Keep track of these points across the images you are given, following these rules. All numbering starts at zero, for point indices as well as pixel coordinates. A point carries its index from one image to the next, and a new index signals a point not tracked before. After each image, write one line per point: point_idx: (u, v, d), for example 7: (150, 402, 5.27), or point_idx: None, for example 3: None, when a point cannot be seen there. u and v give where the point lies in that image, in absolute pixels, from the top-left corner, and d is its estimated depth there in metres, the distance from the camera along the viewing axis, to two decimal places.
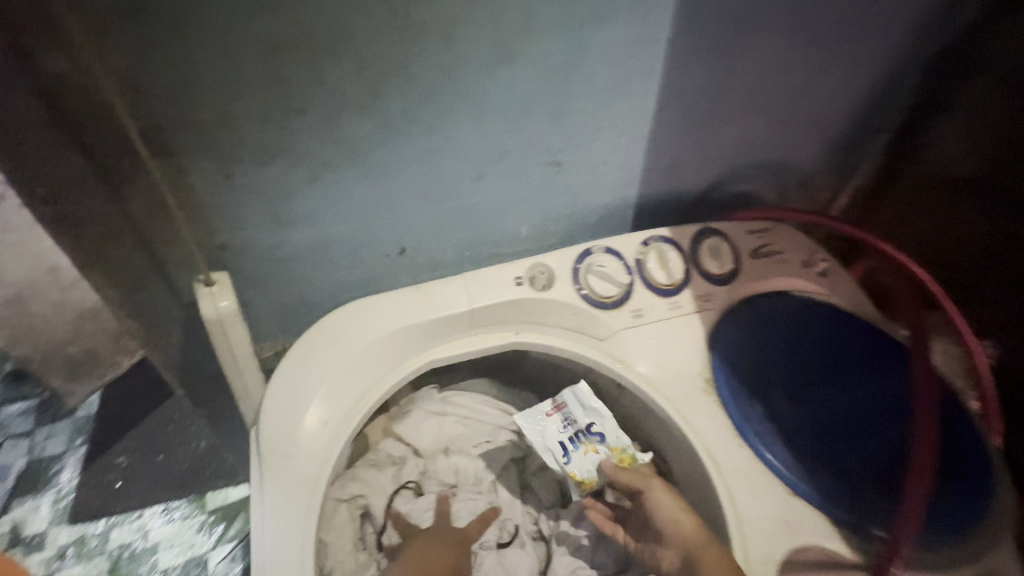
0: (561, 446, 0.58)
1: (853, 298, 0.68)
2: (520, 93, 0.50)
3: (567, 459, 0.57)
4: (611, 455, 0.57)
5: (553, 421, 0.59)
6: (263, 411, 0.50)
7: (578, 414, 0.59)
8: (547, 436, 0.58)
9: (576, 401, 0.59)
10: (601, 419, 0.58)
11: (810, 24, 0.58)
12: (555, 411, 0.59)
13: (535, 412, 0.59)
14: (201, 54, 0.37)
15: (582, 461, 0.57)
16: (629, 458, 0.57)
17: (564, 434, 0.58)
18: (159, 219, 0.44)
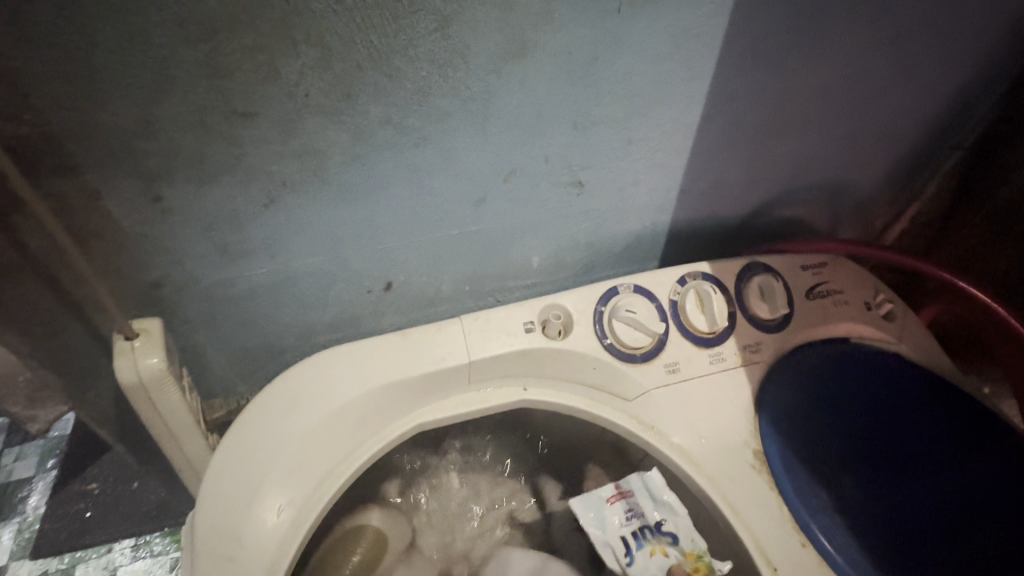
0: (623, 543, 0.46)
1: (927, 349, 0.57)
2: (535, 96, 0.40)
3: (630, 559, 0.46)
4: (683, 563, 0.45)
5: (615, 510, 0.47)
6: (205, 490, 0.40)
7: (647, 505, 0.48)
8: (607, 529, 0.47)
9: (644, 489, 0.48)
10: (673, 515, 0.47)
11: (894, 18, 0.48)
12: (620, 498, 0.48)
13: (595, 497, 0.48)
14: (102, 36, 0.28)
15: (647, 565, 0.46)
16: (706, 568, 0.45)
17: (628, 528, 0.47)
18: (68, 250, 0.35)
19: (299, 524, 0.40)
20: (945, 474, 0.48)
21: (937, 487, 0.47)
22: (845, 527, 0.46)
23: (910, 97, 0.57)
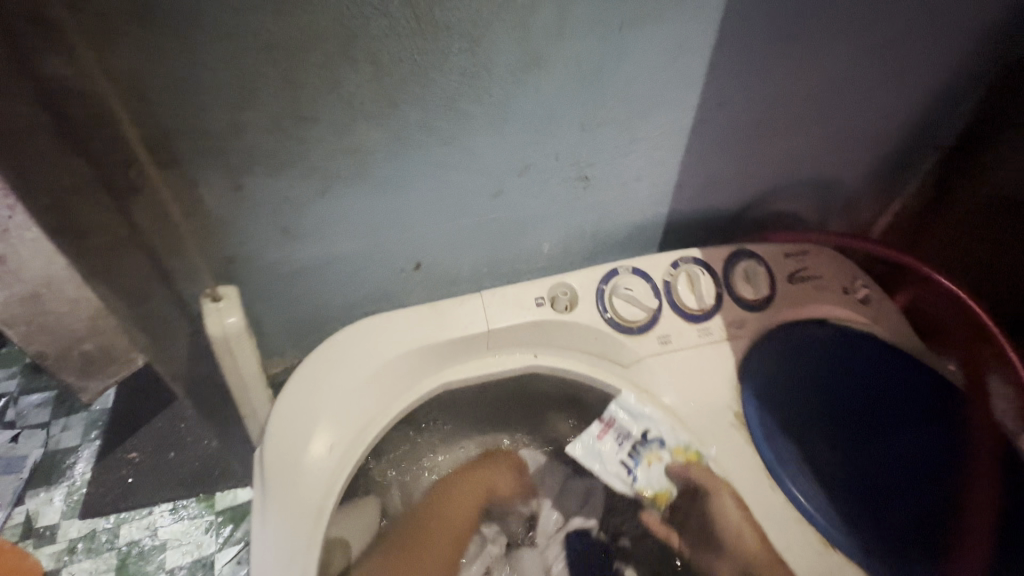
0: (623, 467, 0.55)
1: (896, 328, 0.63)
2: (548, 100, 0.47)
3: (633, 477, 0.55)
4: (675, 458, 0.54)
5: (607, 441, 0.56)
6: (269, 432, 0.47)
7: (629, 426, 0.56)
8: (605, 461, 0.56)
9: (622, 412, 0.56)
10: (654, 422, 0.55)
11: (868, 32, 0.54)
12: (607, 430, 0.56)
13: (588, 438, 0.57)
14: (206, 58, 0.34)
15: (650, 475, 0.54)
16: (695, 455, 0.53)
17: (623, 453, 0.56)
18: (167, 231, 0.42)
19: (348, 461, 0.48)
20: (904, 436, 0.54)
21: (895, 447, 0.53)
22: (812, 476, 0.52)
23: (886, 101, 0.62)
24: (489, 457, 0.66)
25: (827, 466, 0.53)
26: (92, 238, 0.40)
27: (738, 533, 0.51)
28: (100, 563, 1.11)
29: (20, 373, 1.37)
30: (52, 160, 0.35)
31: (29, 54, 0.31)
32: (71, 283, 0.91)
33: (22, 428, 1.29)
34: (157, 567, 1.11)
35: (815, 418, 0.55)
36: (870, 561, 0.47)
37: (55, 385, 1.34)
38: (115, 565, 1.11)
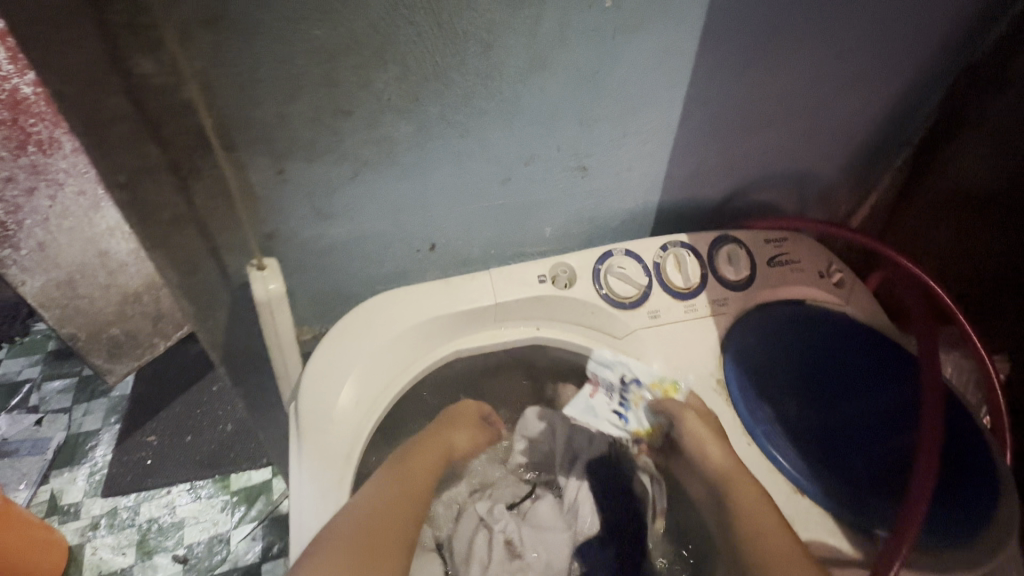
0: (616, 415, 0.63)
1: (867, 308, 0.69)
2: (550, 98, 0.53)
3: (627, 421, 0.63)
4: (656, 392, 0.62)
5: (599, 397, 0.64)
6: (303, 388, 0.53)
7: (610, 377, 0.63)
8: (600, 415, 0.64)
9: (602, 365, 0.63)
10: (630, 368, 0.63)
11: (836, 40, 0.60)
12: (596, 388, 0.64)
13: (582, 398, 0.65)
14: (264, 60, 0.41)
15: (638, 414, 0.63)
16: (670, 386, 0.62)
17: (614, 403, 0.63)
18: (220, 207, 0.48)
19: (370, 415, 0.54)
20: (867, 399, 0.60)
21: (860, 409, 0.59)
22: (784, 436, 0.58)
23: (854, 102, 0.68)
24: (457, 414, 0.67)
25: (797, 425, 0.59)
26: (157, 214, 0.46)
27: (701, 448, 0.58)
28: (122, 539, 1.15)
29: (43, 361, 1.44)
30: (131, 144, 0.42)
31: (123, 54, 0.37)
32: (102, 270, 1.01)
33: (45, 413, 1.34)
34: (176, 542, 1.15)
35: (787, 385, 0.61)
36: (835, 506, 0.53)
37: (77, 372, 1.42)
38: (135, 541, 1.15)
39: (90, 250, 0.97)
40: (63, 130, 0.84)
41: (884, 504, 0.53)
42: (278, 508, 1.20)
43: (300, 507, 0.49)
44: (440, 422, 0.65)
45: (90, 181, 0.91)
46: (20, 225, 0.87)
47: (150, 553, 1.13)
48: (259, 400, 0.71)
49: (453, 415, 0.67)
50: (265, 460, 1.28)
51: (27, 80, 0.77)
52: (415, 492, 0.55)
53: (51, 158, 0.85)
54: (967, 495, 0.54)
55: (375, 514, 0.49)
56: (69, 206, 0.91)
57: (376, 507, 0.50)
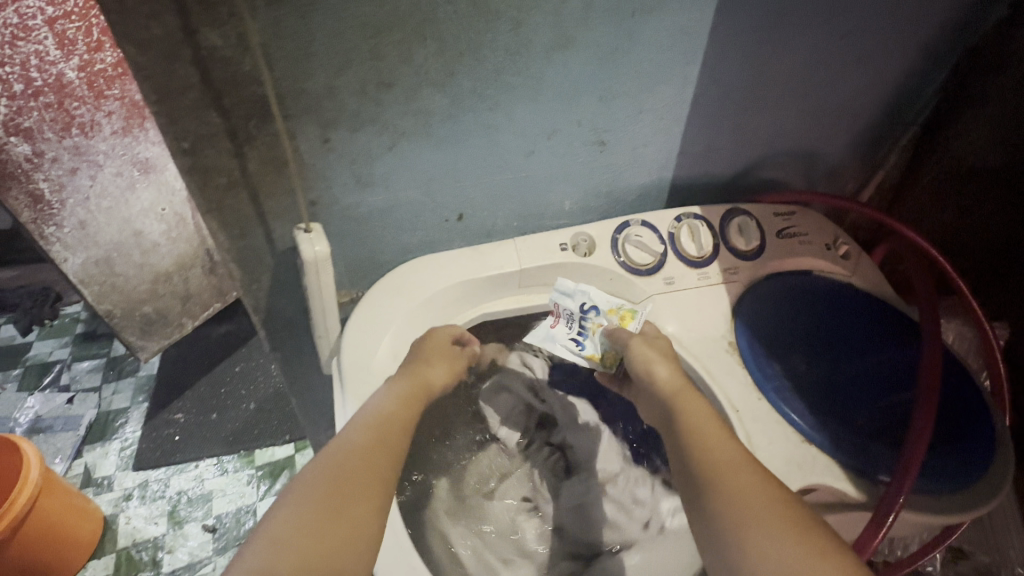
0: (574, 342, 0.66)
1: (871, 279, 0.73)
2: (573, 74, 0.57)
3: (583, 347, 0.66)
4: (613, 319, 0.66)
5: (559, 326, 0.67)
6: (346, 344, 0.58)
7: (568, 304, 0.67)
8: (558, 341, 0.67)
9: (562, 294, 0.67)
10: (589, 296, 0.67)
11: (844, 20, 0.63)
12: (557, 318, 0.68)
13: (542, 328, 0.68)
14: (317, 35, 0.45)
15: (595, 340, 0.66)
16: (626, 312, 0.66)
17: (572, 331, 0.67)
18: (271, 173, 0.52)
19: None
20: (872, 358, 0.64)
21: (865, 367, 0.63)
22: (794, 391, 0.61)
23: (863, 81, 0.71)
24: (431, 350, 0.59)
25: (807, 383, 0.62)
26: (214, 178, 0.51)
27: (649, 367, 0.59)
28: (155, 509, 1.20)
29: (72, 343, 1.49)
30: (196, 111, 0.46)
31: (194, 27, 0.41)
32: (137, 249, 1.07)
33: (76, 392, 1.39)
34: (206, 513, 1.19)
35: (796, 346, 0.65)
36: (841, 454, 0.57)
37: (106, 353, 1.47)
38: (166, 511, 1.20)
39: (125, 229, 1.04)
40: (102, 112, 0.92)
41: (889, 451, 0.57)
42: None
43: None
44: (411, 361, 0.57)
45: (126, 163, 0.99)
46: (64, 203, 0.93)
47: (180, 522, 1.18)
48: (294, 364, 0.75)
49: (425, 351, 0.59)
50: (287, 436, 1.33)
51: (72, 65, 0.85)
52: (388, 437, 0.48)
53: (91, 140, 0.93)
54: (962, 448, 0.58)
55: (344, 466, 0.44)
56: (108, 185, 0.98)
57: (337, 467, 0.43)
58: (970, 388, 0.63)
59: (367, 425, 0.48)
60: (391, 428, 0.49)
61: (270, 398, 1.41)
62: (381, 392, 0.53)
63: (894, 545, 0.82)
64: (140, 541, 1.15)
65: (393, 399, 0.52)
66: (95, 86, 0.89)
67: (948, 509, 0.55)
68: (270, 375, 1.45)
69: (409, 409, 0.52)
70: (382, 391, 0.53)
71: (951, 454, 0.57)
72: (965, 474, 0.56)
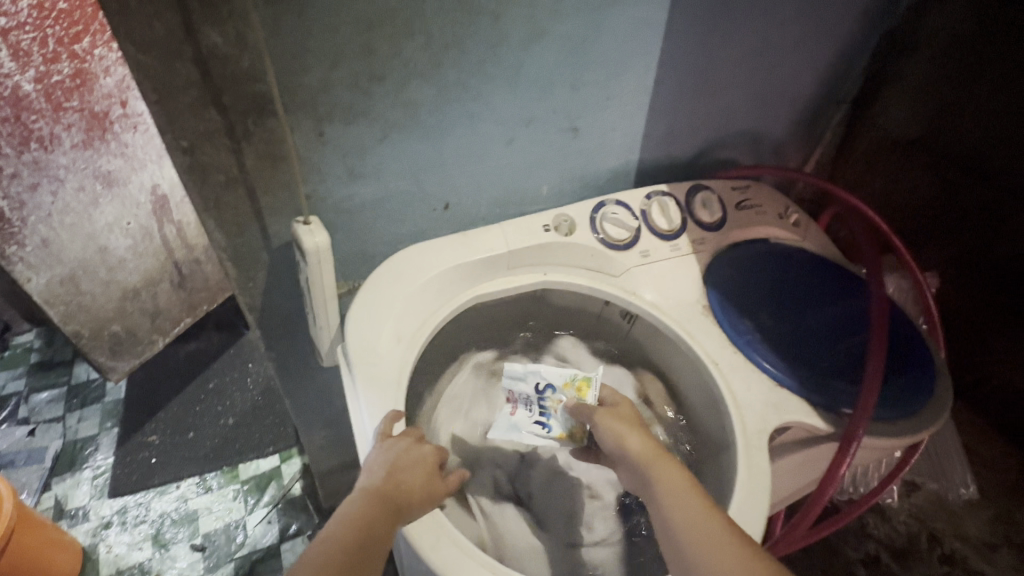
0: (539, 425, 0.69)
1: (821, 241, 0.81)
2: (547, 64, 0.61)
3: (549, 428, 0.68)
4: (570, 392, 0.68)
5: (519, 412, 0.69)
6: (348, 333, 0.60)
7: (520, 387, 0.70)
8: (523, 429, 0.68)
9: (515, 377, 0.70)
10: (541, 376, 0.70)
11: (782, 8, 0.70)
12: (515, 404, 0.70)
13: (504, 419, 0.70)
14: (313, 31, 0.48)
15: (560, 419, 0.68)
16: (582, 382, 0.68)
17: (535, 414, 0.69)
18: (268, 169, 0.54)
19: (411, 350, 0.61)
20: (827, 310, 0.71)
21: (821, 318, 0.70)
22: (764, 342, 0.67)
23: (801, 64, 0.79)
24: (389, 434, 0.53)
25: (775, 336, 0.68)
26: (212, 175, 0.52)
27: (620, 439, 0.59)
28: (137, 535, 1.16)
29: (27, 374, 1.41)
30: (194, 110, 0.48)
31: (195, 26, 0.44)
32: (102, 266, 1.05)
33: (37, 423, 1.32)
34: (193, 532, 1.16)
35: (761, 305, 0.71)
36: (809, 393, 0.63)
37: (66, 381, 1.40)
38: (151, 535, 1.16)
39: (91, 246, 1.02)
40: (61, 125, 0.90)
41: (850, 388, 0.64)
42: (290, 491, 1.23)
43: (364, 428, 0.55)
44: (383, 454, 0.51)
45: (88, 176, 0.97)
46: (25, 221, 0.91)
47: (166, 545, 1.15)
48: (288, 363, 0.76)
49: (407, 448, 0.52)
50: (271, 448, 1.31)
51: (28, 77, 0.84)
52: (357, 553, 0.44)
53: (52, 154, 0.91)
54: (909, 379, 0.66)
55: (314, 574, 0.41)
56: (69, 201, 0.96)
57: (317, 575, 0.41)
58: (914, 330, 0.71)
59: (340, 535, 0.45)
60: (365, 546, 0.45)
61: (249, 412, 1.38)
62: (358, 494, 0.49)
63: (857, 483, 0.93)
64: (125, 568, 1.11)
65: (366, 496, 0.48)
66: (52, 98, 0.88)
67: (902, 432, 0.62)
68: (246, 390, 1.42)
69: (382, 519, 0.47)
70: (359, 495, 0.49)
71: (903, 385, 0.65)
72: (916, 402, 0.64)
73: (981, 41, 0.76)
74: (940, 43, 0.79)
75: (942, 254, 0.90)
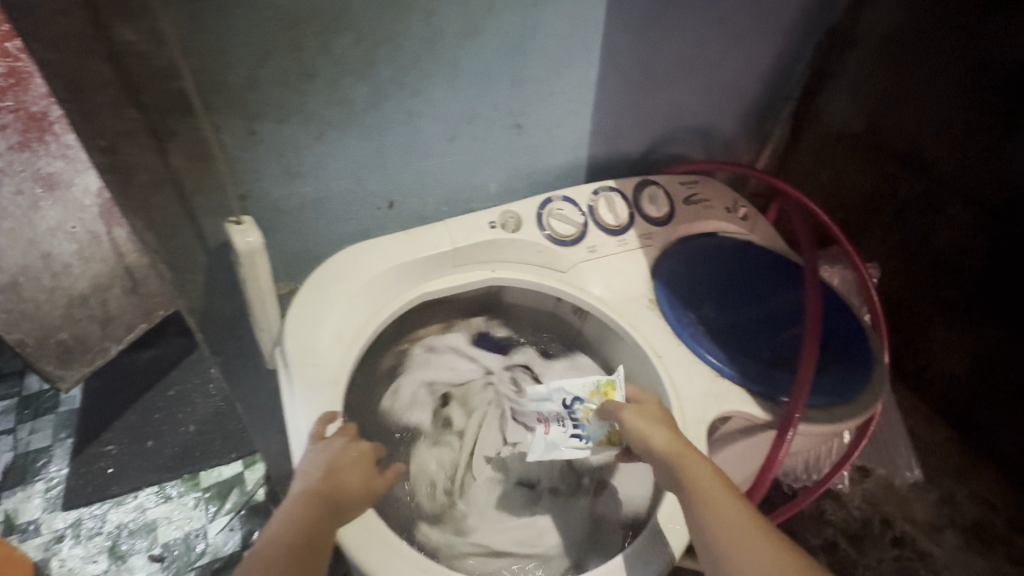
0: (576, 438, 0.62)
1: (767, 234, 0.83)
2: (486, 61, 0.61)
3: (587, 439, 0.62)
4: (599, 398, 0.63)
5: (553, 430, 0.63)
6: (287, 334, 0.60)
7: (546, 405, 0.65)
8: (562, 445, 0.62)
9: (541, 396, 0.65)
10: (565, 391, 0.65)
11: (721, 4, 0.71)
12: (546, 423, 0.64)
13: (538, 442, 0.63)
14: (234, 28, 0.47)
15: (595, 427, 0.62)
16: (608, 387, 0.64)
17: (569, 428, 0.63)
18: (197, 169, 0.53)
19: (352, 350, 0.61)
20: (768, 302, 0.73)
21: (763, 309, 0.72)
22: (707, 333, 0.68)
23: (744, 60, 0.80)
24: (322, 436, 0.53)
25: (717, 327, 0.70)
26: (137, 175, 0.51)
27: (646, 438, 0.56)
28: (92, 548, 1.13)
29: None
30: (113, 108, 0.47)
31: (106, 23, 0.43)
32: (46, 272, 1.03)
33: None
34: (151, 542, 1.14)
35: (706, 297, 0.73)
36: (748, 382, 0.65)
37: (17, 392, 1.36)
38: (106, 547, 1.13)
39: (33, 252, 1.00)
40: None
41: (788, 376, 0.65)
42: (253, 497, 1.21)
43: (300, 430, 0.55)
44: (318, 456, 0.51)
45: (26, 179, 0.94)
46: None
47: (123, 557, 1.12)
48: (236, 366, 0.75)
49: (343, 446, 0.52)
50: (233, 455, 1.28)
51: None
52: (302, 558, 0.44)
53: None
54: (846, 367, 0.68)
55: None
56: (7, 206, 0.94)
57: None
58: (853, 318, 0.73)
59: (278, 536, 0.44)
60: (305, 548, 0.44)
61: (210, 418, 1.34)
62: (295, 494, 0.48)
63: (809, 470, 0.95)
64: None
65: (300, 496, 0.47)
66: None
67: (839, 418, 0.64)
68: (208, 397, 1.39)
69: (320, 517, 0.46)
70: (295, 495, 0.48)
71: (839, 373, 0.67)
72: (851, 389, 0.66)
73: (915, 35, 0.78)
74: (878, 40, 0.81)
75: (884, 244, 0.93)
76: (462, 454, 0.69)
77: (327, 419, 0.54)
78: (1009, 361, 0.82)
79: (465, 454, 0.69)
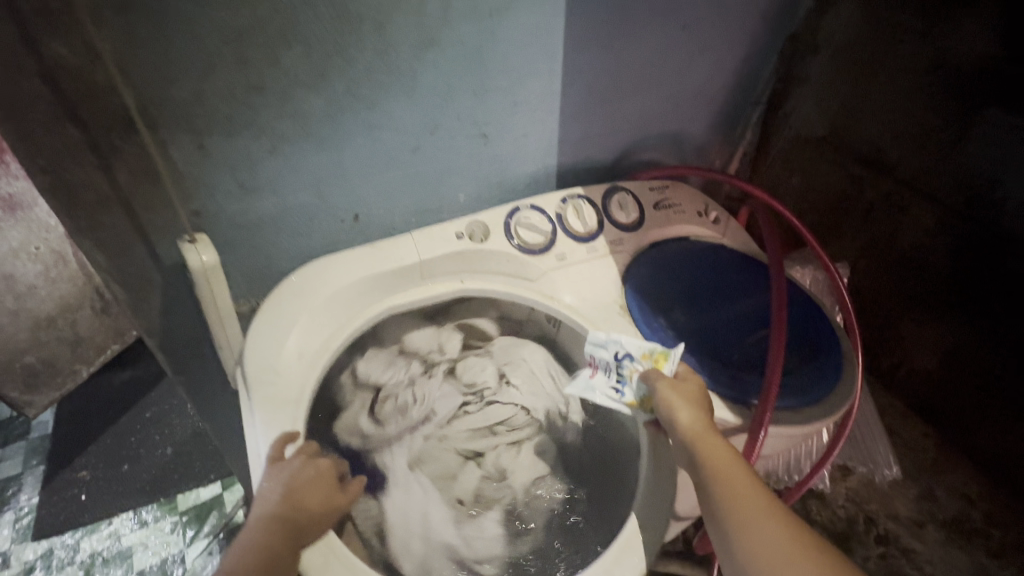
0: (614, 390, 0.64)
1: (738, 237, 0.83)
2: (444, 71, 0.61)
3: (623, 394, 0.63)
4: (648, 364, 0.63)
5: (597, 375, 0.65)
6: (247, 353, 0.59)
7: (601, 353, 0.65)
8: (599, 391, 0.65)
9: (596, 345, 0.65)
10: (622, 343, 0.65)
11: (681, 11, 0.72)
12: (595, 369, 0.66)
13: (580, 379, 0.66)
14: (174, 43, 0.47)
15: (634, 387, 0.63)
16: (660, 357, 0.63)
17: (611, 380, 0.64)
18: (145, 186, 0.52)
19: (314, 367, 0.60)
20: (738, 305, 0.73)
21: (734, 312, 0.72)
22: (676, 338, 0.68)
23: (708, 66, 0.81)
24: (280, 458, 0.51)
25: (685, 332, 0.70)
26: (82, 195, 0.50)
27: (672, 411, 0.57)
28: None
29: None
30: (50, 126, 0.46)
31: (37, 38, 0.42)
32: (9, 294, 1.02)
33: None
34: (126, 570, 1.10)
35: (675, 302, 0.73)
36: (717, 386, 0.64)
37: None
38: None
39: None
40: None
41: (756, 380, 0.65)
42: (233, 519, 1.18)
43: (258, 451, 0.53)
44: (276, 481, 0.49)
45: None
46: None
47: None
48: (203, 385, 0.73)
49: (302, 466, 0.51)
50: (212, 476, 1.25)
51: None
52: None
53: None
54: (815, 369, 0.68)
55: None
56: None
57: None
58: (820, 320, 0.73)
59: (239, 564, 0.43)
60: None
61: (188, 439, 1.31)
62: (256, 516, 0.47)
63: (790, 470, 0.94)
64: None
65: (258, 526, 0.46)
66: None
67: (809, 420, 0.64)
68: (186, 417, 1.36)
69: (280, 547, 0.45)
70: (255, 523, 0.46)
71: (808, 375, 0.67)
72: (819, 390, 0.66)
73: (875, 38, 0.79)
74: (840, 42, 0.82)
75: (854, 245, 0.94)
76: (503, 439, 0.71)
77: (285, 439, 0.52)
78: (975, 360, 0.82)
79: (506, 435, 0.71)
